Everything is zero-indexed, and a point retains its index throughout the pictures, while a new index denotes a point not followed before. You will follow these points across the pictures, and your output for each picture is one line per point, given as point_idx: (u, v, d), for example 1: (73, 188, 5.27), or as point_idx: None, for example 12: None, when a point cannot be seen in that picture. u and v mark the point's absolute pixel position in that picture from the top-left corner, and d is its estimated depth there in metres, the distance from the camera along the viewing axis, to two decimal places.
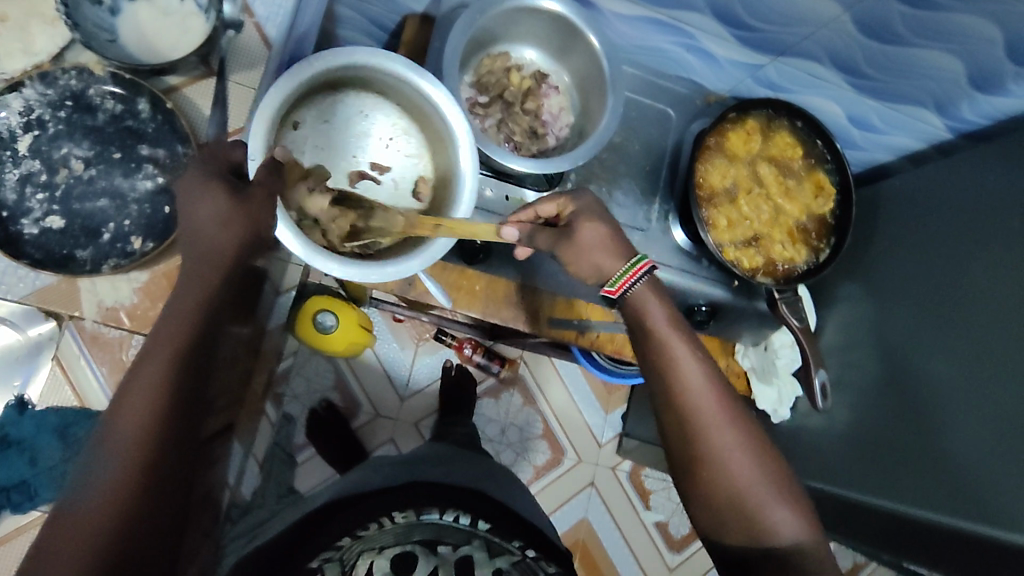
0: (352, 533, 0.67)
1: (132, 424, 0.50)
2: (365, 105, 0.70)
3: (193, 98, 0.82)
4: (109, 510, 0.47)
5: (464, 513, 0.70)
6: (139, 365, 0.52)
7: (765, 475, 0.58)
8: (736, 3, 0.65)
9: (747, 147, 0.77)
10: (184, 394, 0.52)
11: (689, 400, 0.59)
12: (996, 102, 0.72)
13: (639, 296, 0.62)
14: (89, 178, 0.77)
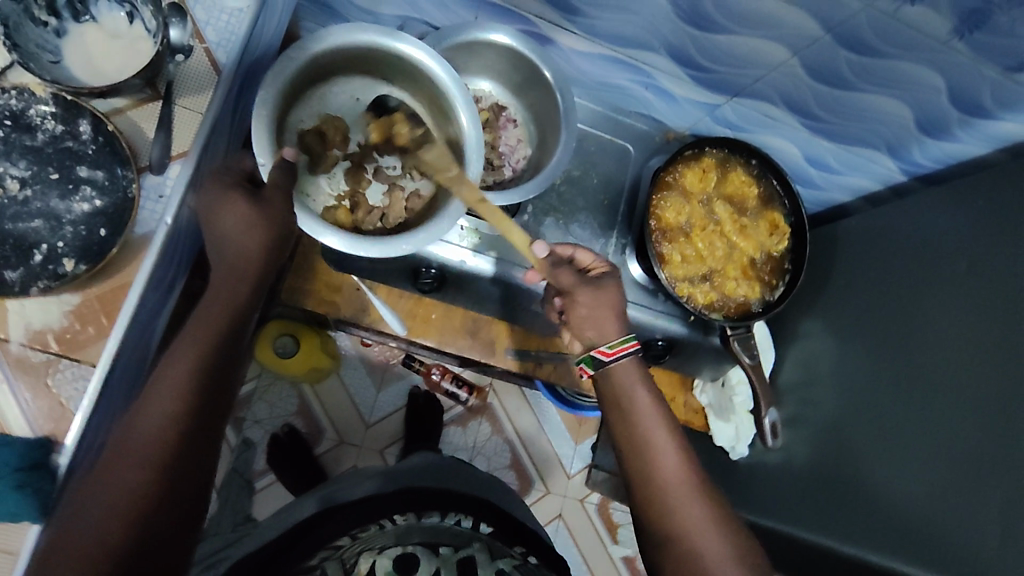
0: (352, 533, 0.69)
1: (139, 447, 0.47)
2: (355, 89, 0.68)
3: (138, 122, 0.55)
4: (112, 512, 0.45)
5: (466, 516, 0.73)
6: (155, 381, 0.50)
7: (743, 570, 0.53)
8: (688, 45, 0.67)
9: (703, 184, 0.77)
10: (198, 409, 0.50)
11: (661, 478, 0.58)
12: (944, 145, 0.73)
13: (626, 372, 0.62)
14: (22, 197, 0.52)
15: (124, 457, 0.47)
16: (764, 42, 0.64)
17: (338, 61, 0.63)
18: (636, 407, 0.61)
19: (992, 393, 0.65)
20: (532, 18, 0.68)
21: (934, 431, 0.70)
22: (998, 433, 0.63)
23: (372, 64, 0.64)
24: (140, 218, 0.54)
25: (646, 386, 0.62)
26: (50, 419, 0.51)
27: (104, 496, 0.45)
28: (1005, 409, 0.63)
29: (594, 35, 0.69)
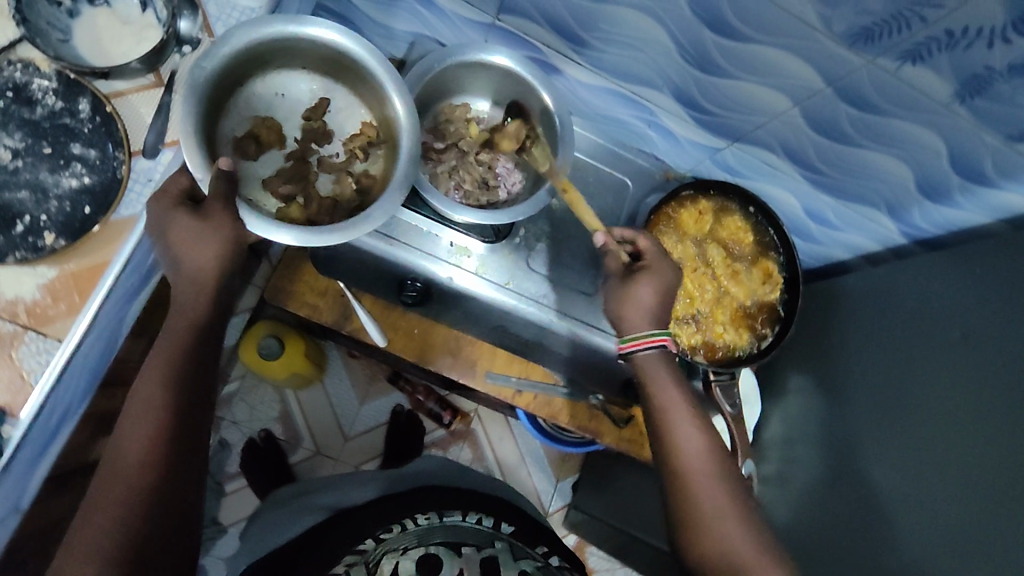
0: (374, 536, 0.69)
1: (126, 465, 0.50)
2: (275, 81, 0.64)
3: (137, 106, 0.56)
4: (110, 519, 0.48)
5: (486, 516, 0.75)
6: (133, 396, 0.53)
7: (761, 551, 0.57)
8: (691, 86, 0.68)
9: (699, 226, 0.77)
10: (182, 419, 0.53)
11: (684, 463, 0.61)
12: (944, 210, 0.72)
13: (647, 361, 0.65)
14: (12, 167, 0.52)
15: (112, 477, 0.50)
16: (767, 90, 0.64)
17: (253, 61, 0.60)
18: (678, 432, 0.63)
19: (979, 466, 0.63)
20: (540, 47, 0.71)
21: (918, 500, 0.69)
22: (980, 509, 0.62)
23: (288, 54, 0.62)
24: (125, 200, 0.54)
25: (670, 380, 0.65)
26: (8, 389, 0.51)
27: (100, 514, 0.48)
28: (991, 486, 0.62)
29: (600, 68, 0.71)
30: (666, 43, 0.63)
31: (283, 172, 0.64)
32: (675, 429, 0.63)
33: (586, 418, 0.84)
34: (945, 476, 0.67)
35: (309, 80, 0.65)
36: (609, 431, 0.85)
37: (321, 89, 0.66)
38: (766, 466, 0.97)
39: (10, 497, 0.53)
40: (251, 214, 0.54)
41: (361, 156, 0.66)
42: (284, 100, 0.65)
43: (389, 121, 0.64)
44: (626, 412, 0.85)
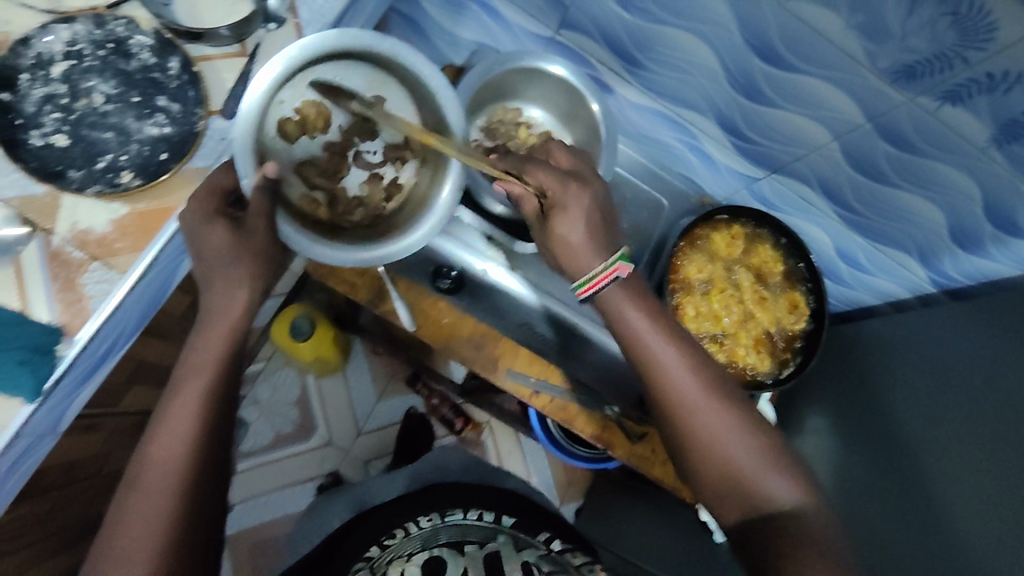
0: (378, 542, 0.71)
1: (157, 478, 0.49)
2: (339, 67, 0.66)
3: (222, 71, 0.61)
4: (141, 534, 0.48)
5: (488, 509, 0.77)
6: (167, 405, 0.52)
7: (754, 449, 0.55)
8: (735, 113, 0.71)
9: (729, 250, 0.79)
10: (216, 433, 0.52)
11: (673, 387, 0.57)
12: (975, 260, 0.73)
13: (613, 299, 0.61)
14: (102, 110, 0.57)
15: (143, 488, 0.49)
16: (809, 121, 0.66)
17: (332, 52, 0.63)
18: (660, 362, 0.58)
19: (988, 512, 0.63)
20: (595, 63, 0.75)
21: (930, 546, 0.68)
22: (986, 556, 0.61)
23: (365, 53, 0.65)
24: (199, 153, 0.59)
25: (636, 308, 0.60)
26: (68, 309, 0.55)
27: (133, 527, 0.48)
28: (999, 533, 0.61)
29: (649, 88, 0.75)
30: (715, 68, 0.66)
31: (320, 162, 0.68)
32: (643, 339, 0.59)
33: (600, 430, 0.83)
34: (960, 527, 0.66)
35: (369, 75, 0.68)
36: (621, 445, 0.84)
37: (379, 85, 0.69)
38: None
39: (54, 414, 0.56)
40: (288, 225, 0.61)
41: (396, 164, 0.71)
42: (340, 86, 0.67)
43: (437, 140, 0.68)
44: (640, 428, 0.84)
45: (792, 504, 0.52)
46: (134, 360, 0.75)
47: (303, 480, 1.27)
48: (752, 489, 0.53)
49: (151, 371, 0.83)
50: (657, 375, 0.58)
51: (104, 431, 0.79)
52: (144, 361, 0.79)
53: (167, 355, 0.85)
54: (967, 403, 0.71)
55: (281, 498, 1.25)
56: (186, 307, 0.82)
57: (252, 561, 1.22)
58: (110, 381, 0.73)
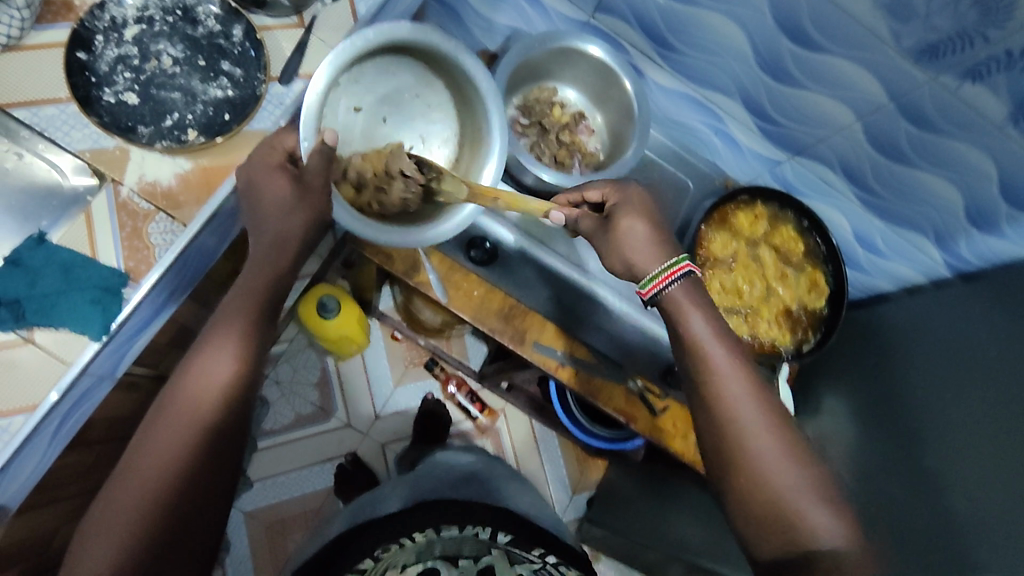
0: (371, 555, 0.67)
1: (183, 408, 0.50)
2: (392, 62, 0.71)
3: (280, 40, 0.64)
4: (161, 462, 0.48)
5: (482, 525, 0.69)
6: (200, 353, 0.53)
7: (805, 481, 0.51)
8: (763, 95, 0.75)
9: (753, 229, 0.82)
10: (242, 392, 0.53)
11: (726, 399, 0.54)
12: (990, 241, 0.76)
13: (676, 299, 0.58)
14: (170, 71, 0.60)
15: (162, 431, 0.49)
16: (833, 102, 0.70)
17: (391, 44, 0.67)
18: (712, 356, 0.55)
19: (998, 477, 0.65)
20: (629, 48, 0.78)
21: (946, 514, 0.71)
22: (991, 517, 0.64)
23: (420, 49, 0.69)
24: (258, 115, 0.63)
25: (699, 311, 0.58)
26: (134, 256, 0.59)
27: (142, 469, 0.47)
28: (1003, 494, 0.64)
29: (679, 72, 0.78)
30: (746, 50, 0.70)
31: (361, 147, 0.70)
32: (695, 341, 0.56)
33: (624, 403, 0.86)
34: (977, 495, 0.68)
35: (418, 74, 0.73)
36: (643, 418, 0.86)
37: (426, 88, 0.73)
38: None
39: (115, 357, 0.59)
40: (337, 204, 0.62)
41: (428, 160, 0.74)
42: (390, 79, 0.72)
43: (477, 144, 0.72)
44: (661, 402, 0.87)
45: (833, 544, 0.48)
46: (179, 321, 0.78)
47: (322, 461, 1.29)
48: (799, 518, 0.49)
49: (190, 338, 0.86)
50: (704, 368, 0.55)
51: (144, 393, 0.82)
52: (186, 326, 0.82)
53: None
54: (982, 377, 0.73)
55: (300, 477, 1.28)
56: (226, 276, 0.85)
57: (270, 539, 1.24)
58: (155, 341, 0.75)
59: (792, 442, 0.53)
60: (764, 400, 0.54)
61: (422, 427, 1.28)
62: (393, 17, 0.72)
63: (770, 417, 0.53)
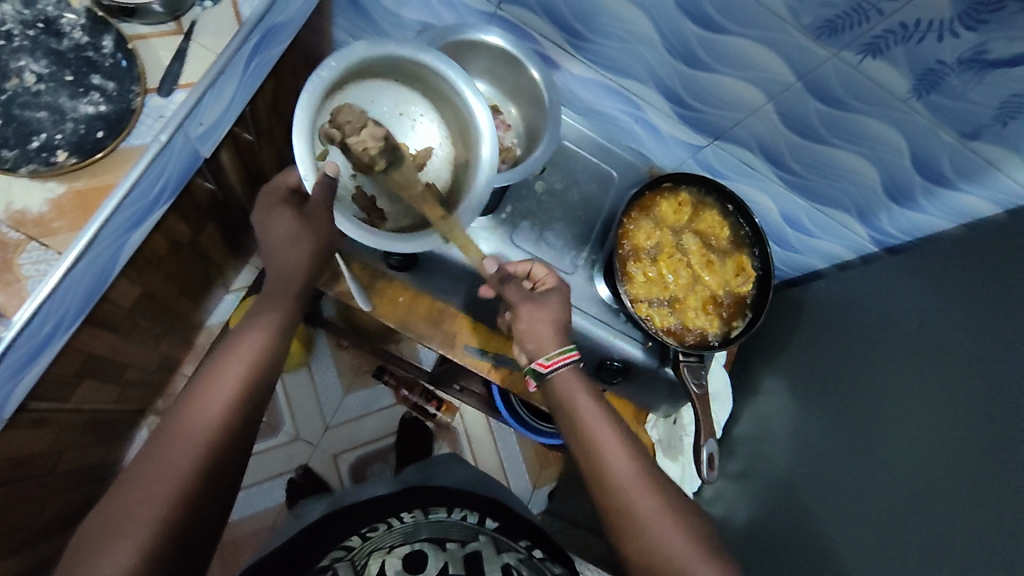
0: (359, 534, 0.67)
1: (224, 385, 0.54)
2: (368, 88, 0.72)
3: (157, 49, 0.61)
4: (195, 429, 0.51)
5: (471, 512, 0.74)
6: (199, 389, 0.54)
7: (692, 540, 0.57)
8: (676, 81, 0.73)
9: (678, 216, 0.81)
10: (257, 388, 0.56)
11: (614, 477, 0.60)
12: (909, 214, 0.76)
13: (568, 384, 0.66)
14: (34, 90, 0.57)
15: (161, 463, 0.49)
16: (744, 84, 0.69)
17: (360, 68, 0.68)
18: (600, 442, 0.62)
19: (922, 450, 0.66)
20: (538, 38, 0.76)
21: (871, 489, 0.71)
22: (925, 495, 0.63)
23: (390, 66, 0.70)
24: (136, 131, 0.59)
25: (588, 393, 0.66)
26: (5, 290, 0.55)
27: (141, 499, 0.48)
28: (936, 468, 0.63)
29: (593, 62, 0.76)
30: (653, 36, 0.68)
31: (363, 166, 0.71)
32: (580, 417, 0.64)
33: None
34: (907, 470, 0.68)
35: (395, 93, 0.73)
36: None
37: (407, 102, 0.74)
38: (738, 459, 0.98)
39: None
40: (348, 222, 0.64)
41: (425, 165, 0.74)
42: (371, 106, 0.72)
43: (468, 136, 0.72)
44: None
45: None
46: (84, 350, 0.74)
47: (271, 477, 1.25)
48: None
49: (102, 365, 0.82)
50: (598, 456, 0.61)
51: (55, 426, 0.78)
52: (94, 354, 0.77)
53: (119, 349, 0.84)
54: (906, 349, 0.73)
55: (250, 496, 1.24)
56: (135, 300, 0.81)
57: (221, 561, 1.20)
58: (55, 374, 0.71)
59: (677, 516, 0.59)
60: (652, 481, 0.60)
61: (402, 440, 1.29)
62: (285, 18, 0.69)
63: (651, 487, 0.60)
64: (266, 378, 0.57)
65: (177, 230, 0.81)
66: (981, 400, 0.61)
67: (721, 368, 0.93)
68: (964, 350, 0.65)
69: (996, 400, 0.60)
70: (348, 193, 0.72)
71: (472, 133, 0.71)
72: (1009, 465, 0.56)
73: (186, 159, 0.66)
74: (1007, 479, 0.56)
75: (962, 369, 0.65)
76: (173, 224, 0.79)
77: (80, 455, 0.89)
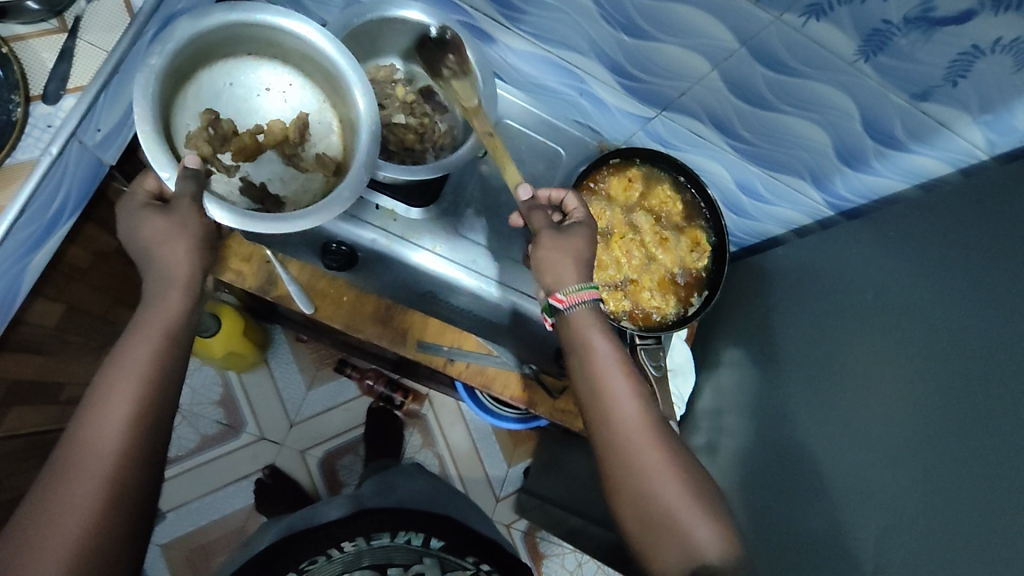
0: (299, 567, 0.71)
1: (115, 404, 0.50)
2: (224, 71, 0.66)
3: (39, 50, 0.56)
4: (91, 459, 0.48)
5: (416, 532, 0.76)
6: (93, 404, 0.49)
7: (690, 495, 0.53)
8: (617, 52, 0.69)
9: (627, 193, 0.81)
10: (154, 399, 0.51)
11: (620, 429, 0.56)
12: (864, 178, 0.74)
13: (579, 324, 0.60)
14: None
15: (67, 491, 0.46)
16: (685, 52, 0.65)
17: (202, 49, 0.62)
18: (610, 388, 0.57)
19: (873, 417, 0.64)
20: (469, 10, 0.70)
21: (823, 458, 0.70)
22: (870, 467, 0.63)
23: (235, 40, 0.64)
24: (22, 144, 0.55)
25: (603, 336, 0.60)
26: None
27: (51, 529, 0.45)
28: (886, 440, 0.62)
29: (530, 33, 0.71)
30: (588, 6, 0.63)
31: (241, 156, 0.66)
32: (598, 361, 0.58)
33: (522, 389, 0.82)
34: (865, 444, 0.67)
35: (256, 67, 0.68)
36: (543, 401, 0.82)
37: (269, 77, 0.68)
38: (703, 429, 0.97)
39: None
40: (228, 214, 0.58)
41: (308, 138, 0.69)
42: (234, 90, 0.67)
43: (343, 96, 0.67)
44: (560, 383, 0.82)
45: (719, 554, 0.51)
46: (5, 377, 0.70)
47: (237, 480, 1.23)
48: (683, 532, 0.52)
49: (32, 390, 0.77)
50: (606, 410, 0.57)
51: None
52: (20, 379, 0.73)
53: (51, 371, 0.79)
54: (858, 316, 0.72)
55: (216, 500, 1.21)
56: (61, 317, 0.76)
57: (192, 567, 1.18)
58: None
59: (681, 464, 0.55)
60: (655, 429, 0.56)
61: (371, 432, 1.25)
62: (186, 4, 0.63)
63: (652, 436, 0.55)
64: (171, 378, 0.53)
65: (101, 240, 0.76)
66: (930, 368, 0.59)
67: (682, 342, 0.92)
68: (912, 315, 0.64)
69: (944, 371, 0.58)
70: (231, 189, 0.66)
71: (343, 90, 0.66)
72: (958, 437, 0.54)
73: (88, 169, 0.61)
74: (956, 452, 0.54)
75: (910, 335, 0.63)
76: (94, 235, 0.74)
77: (23, 481, 0.85)
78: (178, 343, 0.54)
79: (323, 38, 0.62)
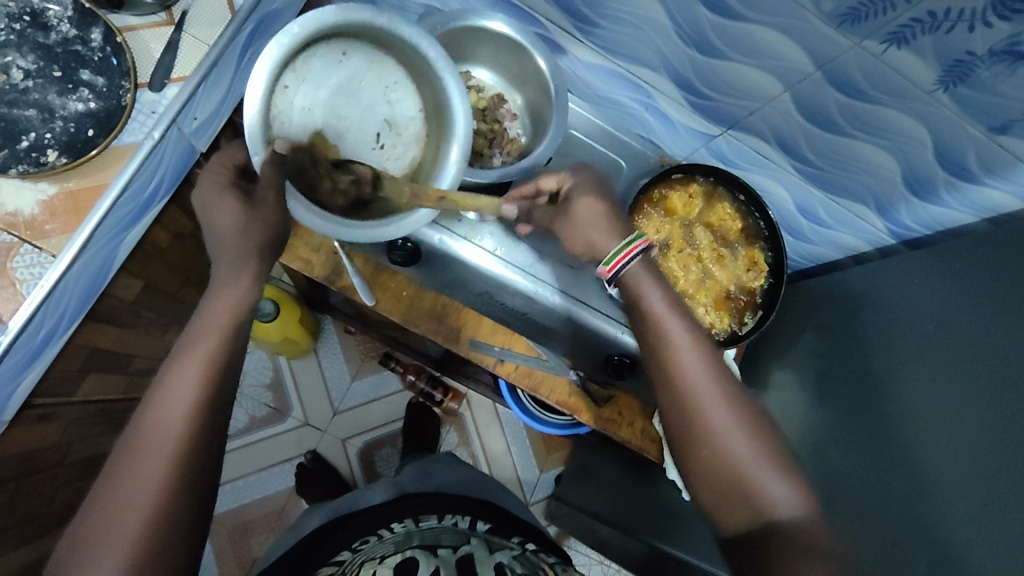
0: (351, 547, 0.72)
1: (180, 392, 0.53)
2: (340, 45, 0.65)
3: (147, 41, 0.60)
4: (160, 443, 0.51)
5: (463, 517, 0.78)
6: (161, 392, 0.53)
7: (751, 453, 0.57)
8: (689, 70, 0.70)
9: (687, 208, 0.82)
10: (216, 388, 0.55)
11: (686, 388, 0.60)
12: (930, 208, 0.73)
13: (635, 277, 0.66)
14: (23, 87, 0.57)
15: (137, 470, 0.50)
16: (758, 72, 0.65)
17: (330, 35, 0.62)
18: (673, 340, 0.62)
19: (926, 449, 0.64)
20: (545, 22, 0.72)
21: (872, 488, 0.69)
22: (921, 501, 0.62)
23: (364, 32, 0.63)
24: (128, 127, 0.59)
25: (658, 291, 0.65)
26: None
27: (125, 506, 0.49)
28: (938, 471, 0.61)
29: (601, 47, 0.73)
30: (664, 23, 0.64)
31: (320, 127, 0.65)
32: (654, 318, 0.64)
33: (567, 395, 0.84)
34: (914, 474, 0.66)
35: (369, 54, 0.66)
36: (588, 408, 0.84)
37: (380, 68, 0.67)
38: None
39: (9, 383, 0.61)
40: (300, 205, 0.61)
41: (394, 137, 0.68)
42: (340, 66, 0.65)
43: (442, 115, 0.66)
44: (605, 391, 0.85)
45: (788, 509, 0.54)
46: (87, 346, 0.74)
47: (280, 462, 1.27)
48: (754, 488, 0.56)
49: (108, 358, 0.82)
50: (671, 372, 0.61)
51: (61, 418, 0.79)
52: (98, 349, 0.77)
53: (125, 342, 0.84)
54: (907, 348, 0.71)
55: (259, 480, 1.25)
56: (139, 293, 0.80)
57: (232, 543, 1.22)
58: (60, 370, 0.71)
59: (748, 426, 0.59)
60: (732, 408, 0.59)
61: (412, 428, 1.26)
62: (281, 5, 0.66)
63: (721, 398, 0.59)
64: (231, 368, 0.56)
65: (181, 222, 0.80)
66: (991, 404, 0.58)
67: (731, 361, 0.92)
68: (969, 350, 0.63)
69: (1004, 406, 0.57)
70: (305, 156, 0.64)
71: (444, 114, 0.66)
72: (1016, 475, 0.54)
73: (181, 155, 0.65)
74: (1012, 490, 0.54)
75: (966, 370, 0.62)
76: (176, 217, 0.78)
77: (88, 446, 0.90)
78: (238, 335, 0.57)
79: (446, 72, 0.63)
